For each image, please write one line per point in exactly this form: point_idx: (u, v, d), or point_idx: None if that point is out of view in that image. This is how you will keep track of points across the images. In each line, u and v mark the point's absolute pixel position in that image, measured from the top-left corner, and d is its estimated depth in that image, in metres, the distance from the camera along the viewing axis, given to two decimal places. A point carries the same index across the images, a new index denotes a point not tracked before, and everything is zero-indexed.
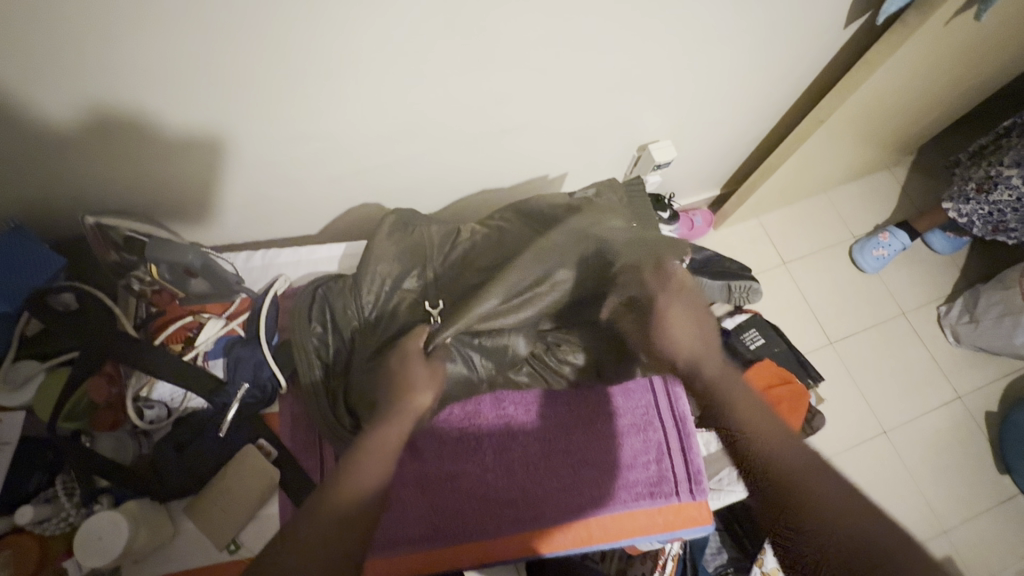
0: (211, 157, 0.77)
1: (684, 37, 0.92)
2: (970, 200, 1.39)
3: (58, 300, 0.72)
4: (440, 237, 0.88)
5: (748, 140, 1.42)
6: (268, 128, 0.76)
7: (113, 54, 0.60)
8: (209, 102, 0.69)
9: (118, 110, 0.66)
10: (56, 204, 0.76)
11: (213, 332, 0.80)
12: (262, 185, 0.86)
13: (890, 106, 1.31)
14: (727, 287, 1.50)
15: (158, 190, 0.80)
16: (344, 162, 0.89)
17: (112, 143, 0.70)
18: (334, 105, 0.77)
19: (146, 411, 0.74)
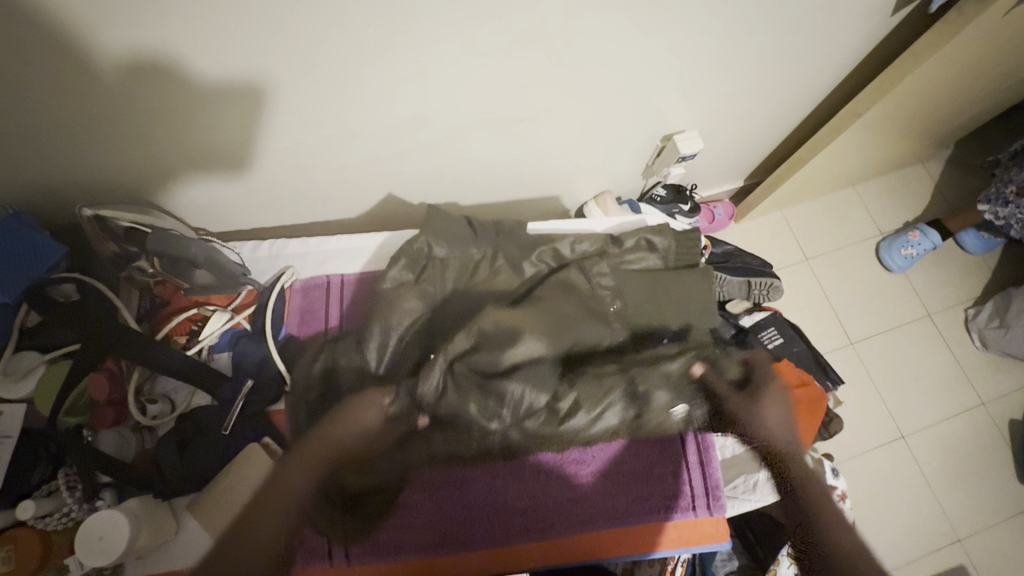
0: (226, 138, 0.75)
1: (725, 21, 0.86)
2: (1009, 205, 1.30)
3: (58, 290, 0.71)
4: (456, 274, 0.82)
5: (778, 130, 1.35)
6: (286, 112, 0.73)
7: (131, 28, 0.56)
8: (227, 81, 0.66)
9: (128, 85, 0.63)
10: (66, 177, 0.74)
11: (217, 325, 0.78)
12: (273, 169, 0.84)
13: (935, 98, 1.23)
14: (746, 282, 1.43)
15: (171, 166, 0.77)
16: (356, 150, 0.85)
17: (123, 120, 0.68)
18: (353, 96, 0.74)
19: (150, 407, 0.73)
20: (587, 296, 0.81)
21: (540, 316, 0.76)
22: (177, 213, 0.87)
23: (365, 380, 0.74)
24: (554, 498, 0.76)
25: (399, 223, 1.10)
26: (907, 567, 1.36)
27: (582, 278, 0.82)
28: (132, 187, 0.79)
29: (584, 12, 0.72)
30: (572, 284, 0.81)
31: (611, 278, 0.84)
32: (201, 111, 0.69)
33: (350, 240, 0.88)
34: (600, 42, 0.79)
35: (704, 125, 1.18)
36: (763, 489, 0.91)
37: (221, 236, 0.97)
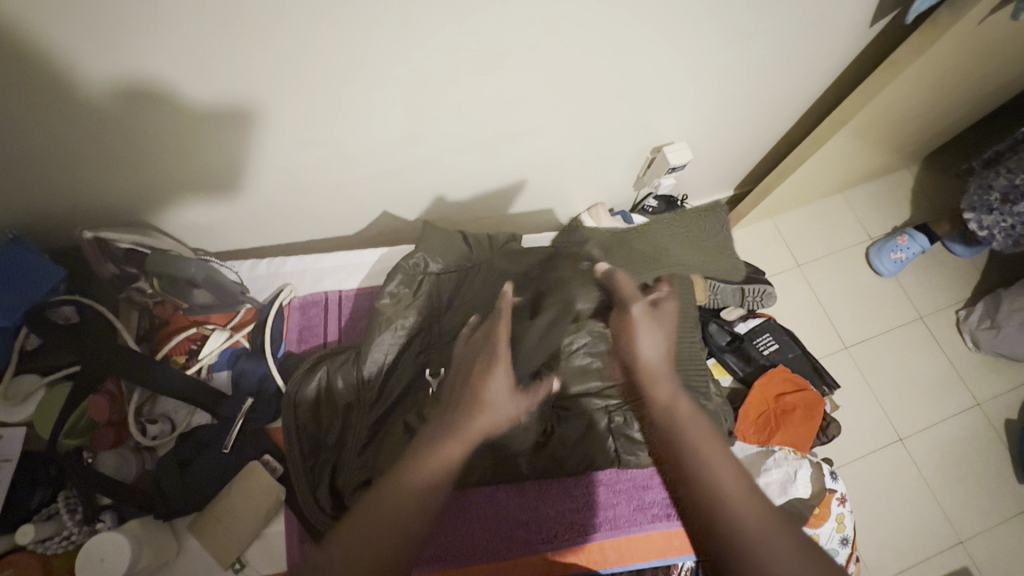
0: (222, 160, 0.76)
1: (707, 36, 0.88)
2: (992, 212, 1.32)
3: (58, 313, 0.71)
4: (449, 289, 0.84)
5: (764, 140, 1.38)
6: (279, 133, 0.75)
7: (124, 55, 0.58)
8: (218, 105, 0.67)
9: (124, 110, 0.64)
10: (63, 202, 0.75)
11: (216, 344, 0.78)
12: (270, 187, 0.85)
13: (915, 106, 1.26)
14: (740, 290, 1.43)
15: (166, 188, 0.78)
16: (352, 168, 0.87)
17: (118, 144, 0.69)
18: (348, 116, 0.76)
19: (150, 427, 0.73)
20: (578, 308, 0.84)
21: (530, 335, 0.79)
22: (174, 236, 0.89)
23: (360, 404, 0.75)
24: (555, 510, 0.76)
25: (396, 239, 1.11)
26: (911, 570, 1.35)
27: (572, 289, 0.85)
28: (129, 209, 0.80)
29: (573, 28, 0.74)
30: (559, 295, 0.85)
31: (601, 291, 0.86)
32: (195, 134, 0.71)
33: (348, 257, 0.89)
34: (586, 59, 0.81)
35: (693, 136, 1.20)
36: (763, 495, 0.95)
37: (219, 256, 0.98)
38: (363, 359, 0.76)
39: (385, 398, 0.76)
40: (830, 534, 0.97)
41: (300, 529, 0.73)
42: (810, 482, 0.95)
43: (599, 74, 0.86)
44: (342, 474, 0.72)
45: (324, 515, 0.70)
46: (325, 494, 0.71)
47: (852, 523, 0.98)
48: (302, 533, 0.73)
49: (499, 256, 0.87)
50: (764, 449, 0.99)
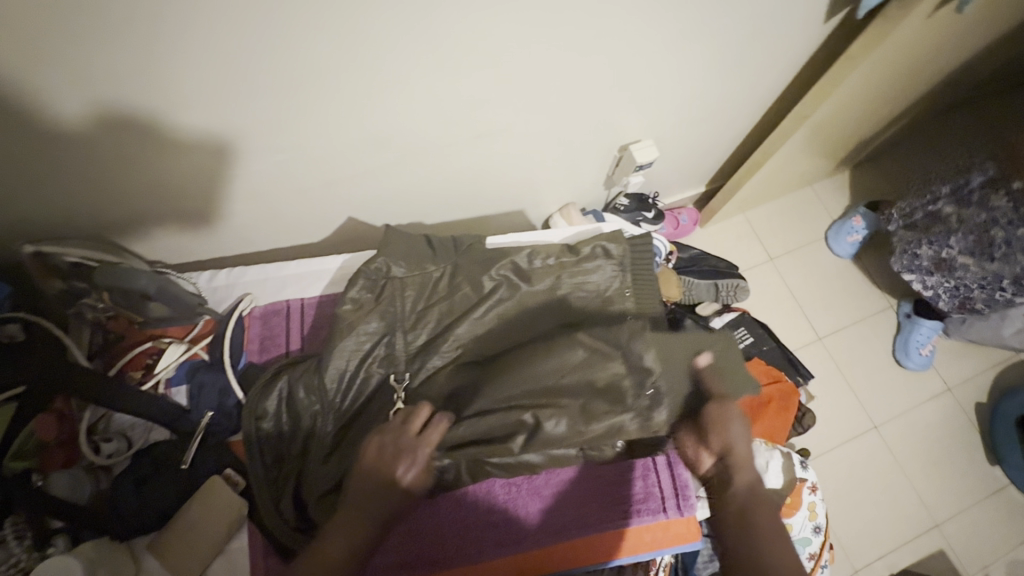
0: (198, 184, 0.77)
1: (664, 42, 0.90)
2: (931, 275, 1.25)
3: (2, 330, 0.68)
4: (417, 295, 0.82)
5: (731, 136, 1.40)
6: (253, 156, 0.76)
7: (96, 84, 0.59)
8: (191, 130, 0.68)
9: (92, 137, 0.65)
10: (20, 229, 0.73)
11: (173, 358, 0.76)
12: (244, 206, 0.85)
13: (873, 100, 1.29)
14: (715, 286, 1.54)
15: (133, 213, 0.78)
16: (327, 183, 0.87)
17: (80, 168, 0.68)
18: (324, 134, 0.77)
19: (104, 445, 0.71)
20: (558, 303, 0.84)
21: (497, 336, 0.82)
22: None
23: (323, 415, 0.74)
24: (525, 510, 0.76)
25: (366, 243, 1.10)
26: (890, 555, 1.38)
27: (549, 290, 0.85)
28: (94, 233, 0.79)
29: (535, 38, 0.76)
30: (518, 295, 0.84)
31: (567, 286, 0.85)
32: (165, 158, 0.71)
33: (308, 264, 0.87)
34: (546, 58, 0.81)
35: (659, 133, 1.21)
36: None
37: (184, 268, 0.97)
38: (325, 366, 0.74)
39: (348, 407, 0.75)
40: (802, 524, 0.98)
41: (265, 543, 0.72)
42: (781, 473, 0.95)
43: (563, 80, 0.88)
44: (306, 485, 0.71)
45: (289, 527, 0.70)
46: (290, 505, 0.71)
47: (823, 511, 0.99)
48: (268, 547, 0.72)
49: (465, 257, 0.86)
50: None
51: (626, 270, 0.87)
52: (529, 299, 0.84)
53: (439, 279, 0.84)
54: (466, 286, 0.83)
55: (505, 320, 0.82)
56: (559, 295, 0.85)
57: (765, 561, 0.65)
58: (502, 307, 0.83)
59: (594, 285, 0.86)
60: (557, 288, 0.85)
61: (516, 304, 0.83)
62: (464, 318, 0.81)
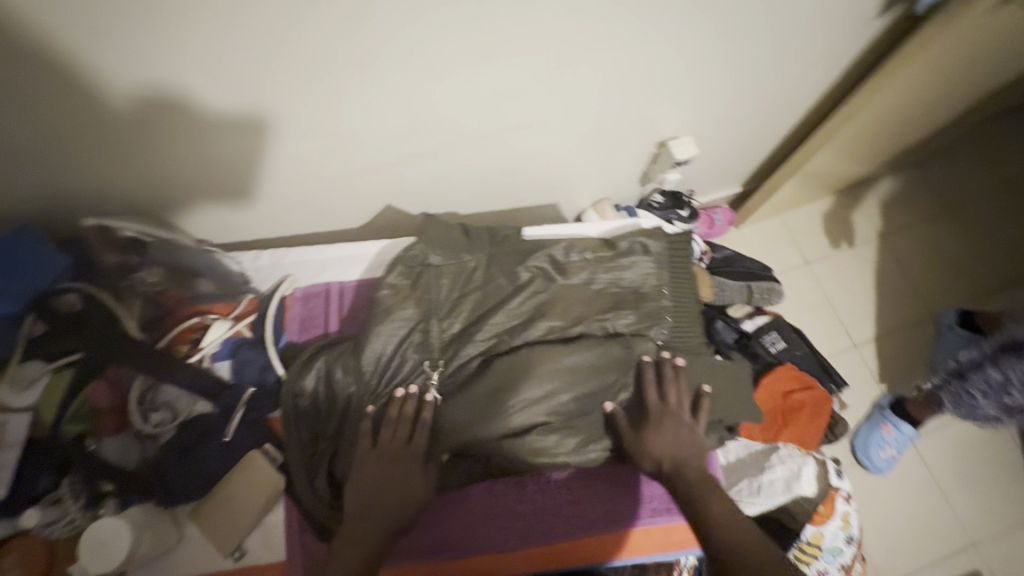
0: (237, 166, 0.79)
1: (702, 34, 0.88)
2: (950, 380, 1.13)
3: (63, 300, 0.71)
4: (453, 283, 0.82)
5: (772, 135, 1.37)
6: (291, 140, 0.78)
7: (140, 57, 0.60)
8: (229, 111, 0.70)
9: (133, 114, 0.67)
10: (74, 200, 0.78)
11: (219, 334, 0.78)
12: (281, 189, 0.87)
13: (925, 102, 1.25)
14: (746, 287, 1.49)
15: (175, 191, 0.81)
16: (363, 168, 0.88)
17: (123, 144, 0.71)
18: (364, 118, 0.78)
19: (151, 415, 0.72)
20: (592, 297, 0.83)
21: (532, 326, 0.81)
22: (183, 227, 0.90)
23: (358, 395, 0.76)
24: (556, 503, 0.76)
25: (403, 230, 1.12)
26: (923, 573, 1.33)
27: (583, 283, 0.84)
28: (140, 208, 0.82)
29: (580, 32, 0.76)
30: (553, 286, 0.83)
31: (601, 282, 0.84)
32: (203, 139, 0.73)
33: (349, 249, 0.88)
34: (586, 47, 0.80)
35: (698, 130, 1.20)
36: (766, 493, 0.94)
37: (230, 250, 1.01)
38: (363, 349, 0.77)
39: (383, 391, 0.76)
40: (836, 534, 0.94)
41: (301, 518, 0.74)
42: (814, 480, 0.95)
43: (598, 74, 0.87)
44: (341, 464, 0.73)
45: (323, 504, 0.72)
46: (325, 483, 0.73)
47: (858, 523, 0.96)
48: (303, 522, 0.74)
49: (501, 247, 0.86)
50: (769, 446, 0.99)
51: (663, 269, 0.86)
52: (566, 292, 0.83)
53: (478, 270, 0.84)
54: (506, 281, 0.83)
55: (540, 313, 0.81)
56: (593, 291, 0.84)
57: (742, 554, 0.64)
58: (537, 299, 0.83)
59: (631, 283, 0.84)
60: (589, 282, 0.84)
61: (551, 298, 0.82)
62: (498, 309, 0.81)
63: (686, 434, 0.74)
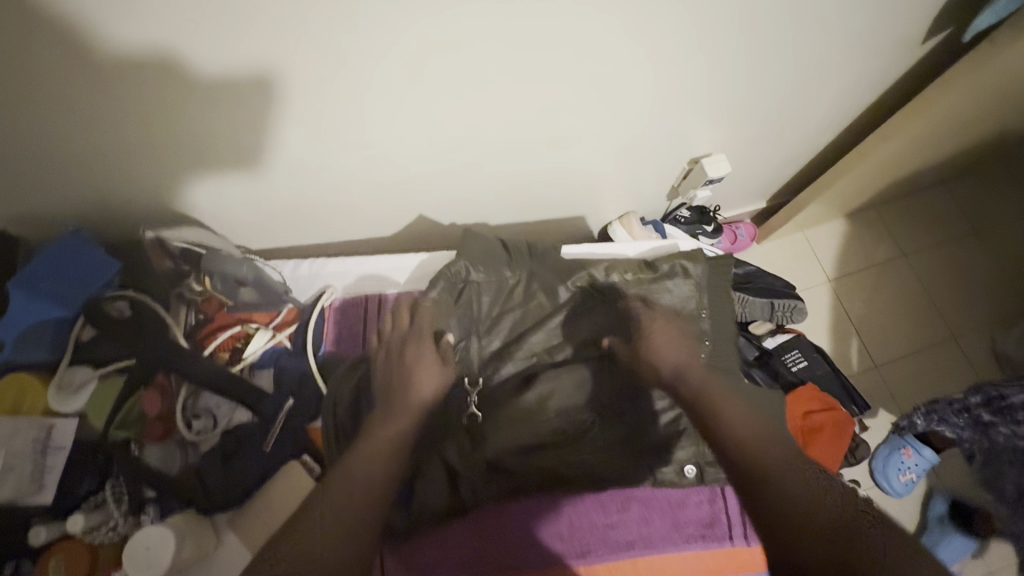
0: (241, 134, 0.71)
1: (743, 33, 0.83)
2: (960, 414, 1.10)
3: (112, 306, 0.72)
4: (492, 299, 0.83)
5: (803, 153, 1.37)
6: (307, 105, 0.70)
7: (179, 53, 0.58)
8: (232, 74, 0.62)
9: (131, 79, 0.60)
10: (76, 171, 0.73)
11: (260, 344, 0.78)
12: (294, 159, 0.79)
13: (962, 125, 1.25)
14: (770, 304, 1.45)
15: (177, 159, 0.74)
16: (386, 155, 0.84)
17: (119, 111, 0.64)
18: (390, 103, 0.74)
19: (194, 422, 0.73)
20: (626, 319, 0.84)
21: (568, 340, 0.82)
22: (222, 230, 0.91)
23: None
24: (588, 524, 0.74)
25: (434, 239, 1.12)
26: None
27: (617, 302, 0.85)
28: (143, 179, 0.76)
29: (623, 28, 0.73)
30: (586, 304, 0.85)
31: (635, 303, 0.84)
32: (209, 120, 0.68)
33: (387, 262, 0.89)
34: (630, 65, 0.81)
35: (731, 147, 1.20)
36: None
37: (264, 254, 1.01)
38: None
39: None
40: None
41: None
42: None
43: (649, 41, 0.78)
44: None
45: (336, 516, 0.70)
46: None
47: None
48: None
49: (539, 262, 0.86)
50: None
51: (702, 294, 0.86)
52: (602, 311, 0.85)
53: (517, 283, 0.84)
54: (546, 298, 0.84)
55: (573, 332, 0.83)
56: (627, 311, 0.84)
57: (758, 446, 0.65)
58: (573, 318, 0.84)
59: (668, 305, 0.84)
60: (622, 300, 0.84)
61: (585, 317, 0.84)
62: (535, 327, 0.82)
63: (678, 334, 0.78)
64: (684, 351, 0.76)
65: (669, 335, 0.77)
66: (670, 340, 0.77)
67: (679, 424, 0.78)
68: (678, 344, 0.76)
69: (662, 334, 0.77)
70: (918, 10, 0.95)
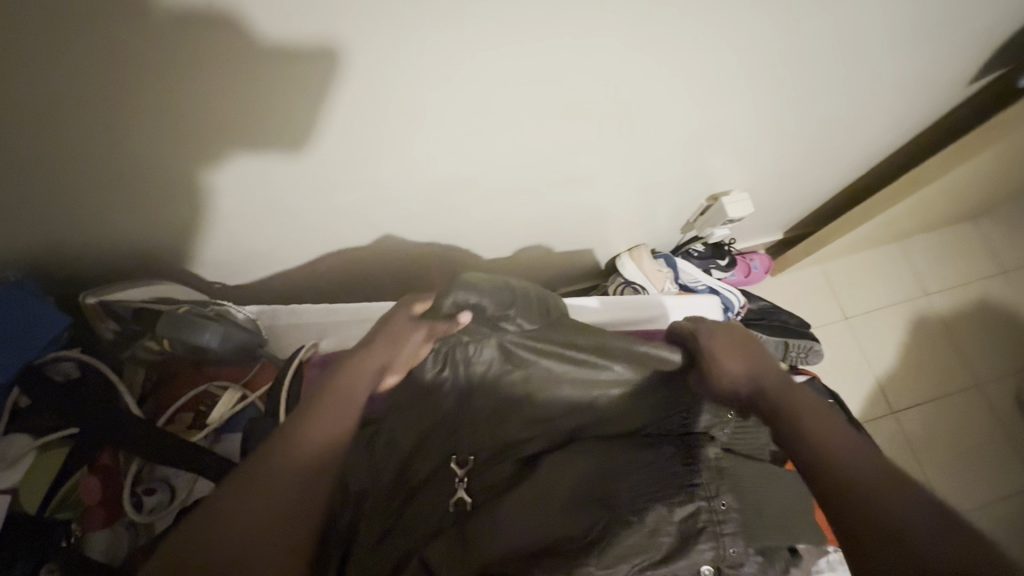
0: (283, 117, 0.58)
1: (805, 66, 0.76)
2: None
3: (56, 368, 0.65)
4: (496, 367, 0.74)
5: (829, 189, 1.28)
6: (371, 89, 0.57)
7: (177, 75, 0.49)
8: (295, 45, 0.49)
9: (157, 51, 0.46)
10: (25, 186, 0.60)
11: (226, 409, 0.70)
12: (332, 155, 0.66)
13: (1002, 166, 1.18)
14: (784, 343, 1.38)
15: (150, 173, 0.62)
16: (419, 168, 0.73)
17: (134, 91, 0.50)
18: (447, 110, 0.63)
19: (145, 500, 0.65)
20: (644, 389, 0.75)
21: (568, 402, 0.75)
22: (193, 267, 0.83)
23: (380, 486, 0.67)
24: None
25: (429, 272, 1.04)
26: None
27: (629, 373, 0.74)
28: (148, 172, 0.62)
29: (680, 61, 0.66)
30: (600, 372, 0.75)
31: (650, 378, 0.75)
32: (197, 144, 0.59)
33: (370, 309, 0.85)
34: (677, 99, 0.74)
35: (756, 183, 1.11)
36: None
37: (239, 288, 0.92)
38: (380, 438, 0.69)
39: (408, 484, 0.69)
40: None
41: None
42: None
43: (778, 23, 0.65)
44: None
45: None
46: None
47: None
48: None
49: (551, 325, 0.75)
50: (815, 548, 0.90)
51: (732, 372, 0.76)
52: (608, 383, 0.75)
53: (526, 345, 0.74)
54: (556, 362, 0.74)
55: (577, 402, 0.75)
56: (640, 376, 0.75)
57: (832, 449, 0.51)
58: (579, 388, 0.75)
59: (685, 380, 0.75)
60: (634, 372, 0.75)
61: (592, 385, 0.75)
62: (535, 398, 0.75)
63: (741, 341, 0.67)
64: (744, 348, 0.66)
65: (732, 346, 0.67)
66: (738, 350, 0.66)
67: (697, 522, 0.65)
68: (741, 353, 0.66)
69: (727, 351, 0.67)
70: (976, 51, 0.89)
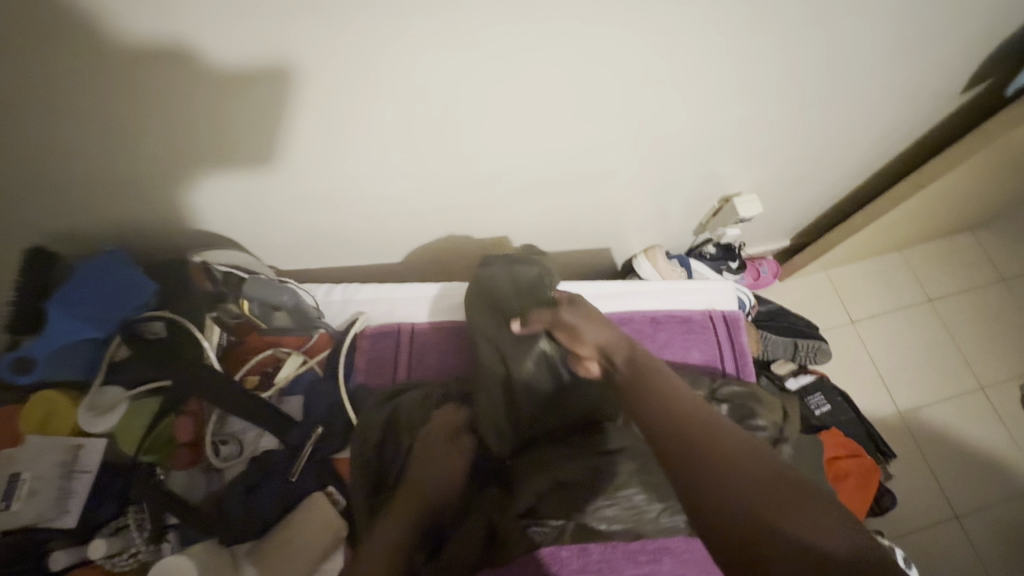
0: (256, 123, 0.64)
1: (790, 63, 0.80)
2: None
3: (149, 327, 0.71)
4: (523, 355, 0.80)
5: (832, 196, 1.36)
6: (321, 100, 0.63)
7: (196, 53, 0.54)
8: (244, 60, 0.56)
9: (146, 60, 0.54)
10: (93, 168, 0.67)
11: (292, 369, 0.78)
12: (382, 151, 0.74)
13: (994, 175, 1.26)
14: (793, 344, 1.45)
15: (194, 157, 0.69)
16: (454, 166, 0.81)
17: (166, 77, 0.56)
18: (472, 114, 0.71)
19: (221, 448, 0.73)
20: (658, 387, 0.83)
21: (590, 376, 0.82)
22: (254, 252, 0.91)
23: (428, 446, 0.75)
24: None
25: (459, 267, 1.12)
26: None
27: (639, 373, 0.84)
28: (191, 161, 0.69)
29: (669, 56, 0.71)
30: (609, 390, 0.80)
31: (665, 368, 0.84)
32: (233, 130, 0.65)
33: (421, 288, 0.90)
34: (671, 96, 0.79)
35: (763, 187, 1.19)
36: None
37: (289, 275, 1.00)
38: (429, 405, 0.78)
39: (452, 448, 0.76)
40: None
41: None
42: None
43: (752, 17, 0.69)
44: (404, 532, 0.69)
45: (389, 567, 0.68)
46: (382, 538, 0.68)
47: None
48: None
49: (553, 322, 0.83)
50: None
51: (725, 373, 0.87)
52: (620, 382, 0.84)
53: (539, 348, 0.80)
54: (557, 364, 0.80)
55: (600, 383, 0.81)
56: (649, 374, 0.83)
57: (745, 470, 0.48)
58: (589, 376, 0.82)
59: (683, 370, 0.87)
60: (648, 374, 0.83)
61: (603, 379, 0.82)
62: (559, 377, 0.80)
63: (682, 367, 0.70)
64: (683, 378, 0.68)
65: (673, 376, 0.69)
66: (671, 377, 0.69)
67: None
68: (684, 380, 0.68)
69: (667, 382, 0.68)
70: (962, 64, 0.98)
